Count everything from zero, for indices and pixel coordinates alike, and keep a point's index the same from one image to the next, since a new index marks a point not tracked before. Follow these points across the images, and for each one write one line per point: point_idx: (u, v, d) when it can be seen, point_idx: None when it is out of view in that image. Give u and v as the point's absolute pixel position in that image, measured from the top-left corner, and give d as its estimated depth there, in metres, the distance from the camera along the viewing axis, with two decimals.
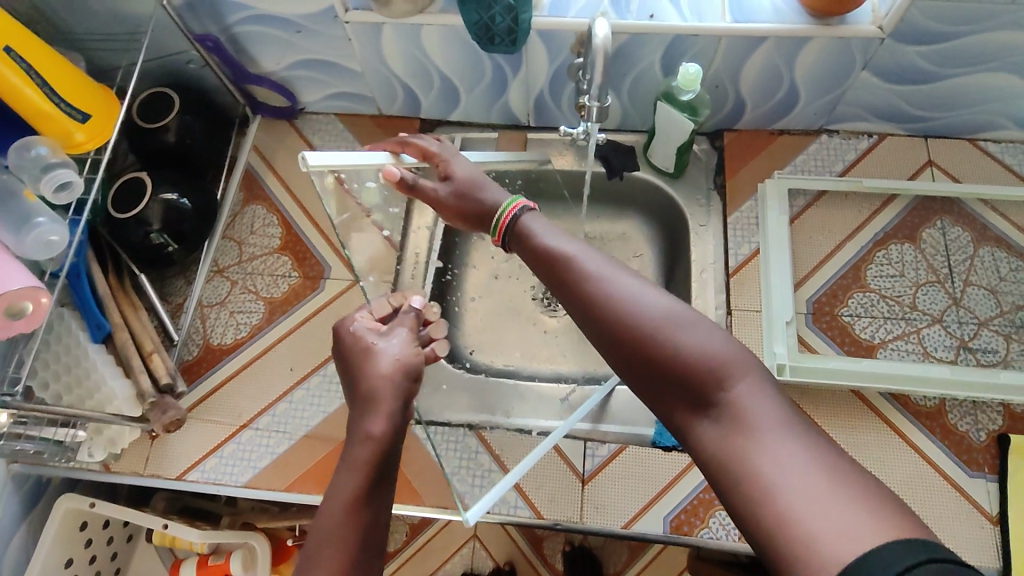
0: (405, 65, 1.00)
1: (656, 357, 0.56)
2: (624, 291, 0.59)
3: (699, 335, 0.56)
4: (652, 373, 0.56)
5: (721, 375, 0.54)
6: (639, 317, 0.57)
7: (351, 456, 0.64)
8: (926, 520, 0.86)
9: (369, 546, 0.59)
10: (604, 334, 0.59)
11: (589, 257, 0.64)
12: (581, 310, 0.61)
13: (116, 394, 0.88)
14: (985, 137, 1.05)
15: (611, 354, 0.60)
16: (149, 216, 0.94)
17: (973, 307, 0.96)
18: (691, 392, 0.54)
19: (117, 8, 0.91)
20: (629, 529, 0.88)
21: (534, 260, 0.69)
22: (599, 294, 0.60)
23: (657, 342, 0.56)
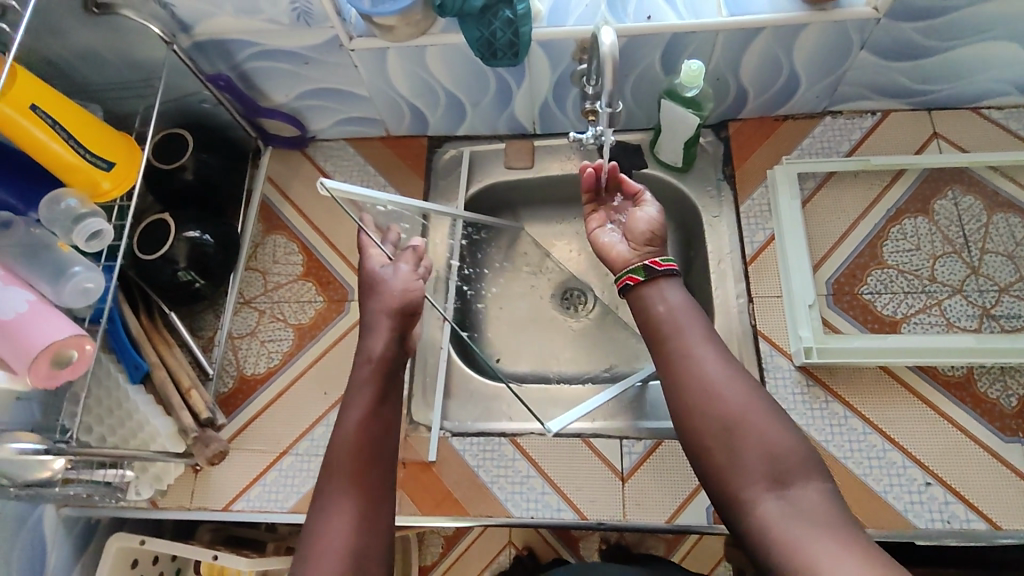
0: (412, 86, 1.02)
1: (751, 436, 0.67)
2: (732, 378, 0.71)
3: (788, 428, 0.68)
4: (742, 447, 0.67)
5: (802, 465, 0.65)
6: (743, 403, 0.69)
7: (362, 369, 0.84)
8: (966, 489, 0.86)
9: (378, 451, 0.78)
10: (709, 407, 0.70)
11: (704, 338, 0.75)
12: (692, 381, 0.72)
13: (159, 431, 0.91)
14: (988, 105, 1.05)
15: (704, 423, 0.70)
16: (175, 254, 0.97)
17: (992, 274, 0.97)
18: (769, 470, 0.65)
19: (131, 56, 0.94)
20: (672, 523, 0.89)
21: (647, 323, 0.78)
22: (709, 375, 0.71)
23: (756, 423, 0.68)
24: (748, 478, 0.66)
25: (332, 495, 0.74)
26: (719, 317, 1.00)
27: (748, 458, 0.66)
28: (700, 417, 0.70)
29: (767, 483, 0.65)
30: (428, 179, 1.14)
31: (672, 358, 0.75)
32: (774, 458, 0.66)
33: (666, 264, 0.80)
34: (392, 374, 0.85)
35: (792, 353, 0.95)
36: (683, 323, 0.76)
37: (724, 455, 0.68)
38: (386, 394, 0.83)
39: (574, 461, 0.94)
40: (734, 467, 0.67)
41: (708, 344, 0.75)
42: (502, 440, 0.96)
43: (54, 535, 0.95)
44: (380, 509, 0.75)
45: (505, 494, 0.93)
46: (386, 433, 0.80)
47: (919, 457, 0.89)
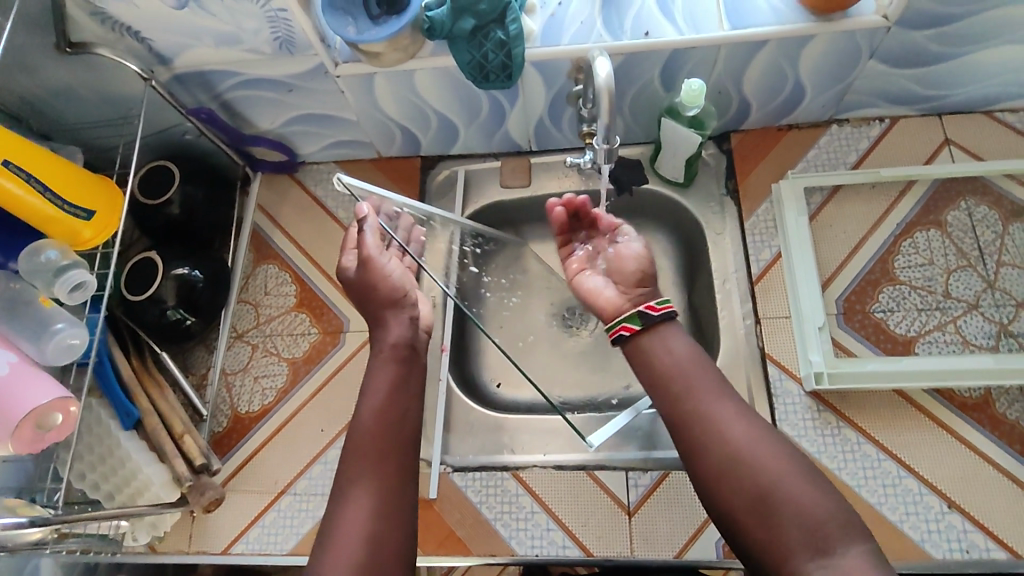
0: (401, 109, 0.98)
1: (786, 505, 0.61)
2: (750, 437, 0.66)
3: (823, 495, 0.62)
4: (777, 519, 0.61)
5: (843, 531, 0.59)
6: (769, 464, 0.64)
7: (385, 353, 0.83)
8: (985, 517, 0.83)
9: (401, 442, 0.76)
10: (735, 475, 0.64)
11: (720, 396, 0.70)
12: (712, 447, 0.66)
13: (152, 480, 0.88)
14: (1002, 108, 1.01)
15: (732, 491, 0.64)
16: (163, 294, 0.94)
17: (1009, 288, 0.93)
18: (805, 541, 0.59)
19: (109, 91, 0.90)
20: (682, 557, 0.87)
21: (654, 379, 0.73)
22: (731, 441, 0.66)
23: (789, 492, 0.62)
24: (787, 548, 0.59)
25: (352, 478, 0.72)
26: (726, 341, 0.97)
27: (783, 528, 0.60)
28: (726, 486, 0.64)
29: (808, 553, 0.58)
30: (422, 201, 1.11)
31: (689, 422, 0.69)
32: (811, 528, 0.59)
33: (661, 308, 0.75)
34: (410, 359, 0.84)
35: (802, 378, 0.92)
36: (694, 380, 0.71)
37: (758, 527, 0.62)
38: (407, 377, 0.82)
39: (579, 495, 0.92)
40: (772, 539, 0.60)
41: (725, 404, 0.69)
42: (505, 474, 0.94)
43: None
44: (403, 493, 0.72)
45: (510, 531, 0.91)
46: (406, 418, 0.78)
47: (936, 484, 0.86)
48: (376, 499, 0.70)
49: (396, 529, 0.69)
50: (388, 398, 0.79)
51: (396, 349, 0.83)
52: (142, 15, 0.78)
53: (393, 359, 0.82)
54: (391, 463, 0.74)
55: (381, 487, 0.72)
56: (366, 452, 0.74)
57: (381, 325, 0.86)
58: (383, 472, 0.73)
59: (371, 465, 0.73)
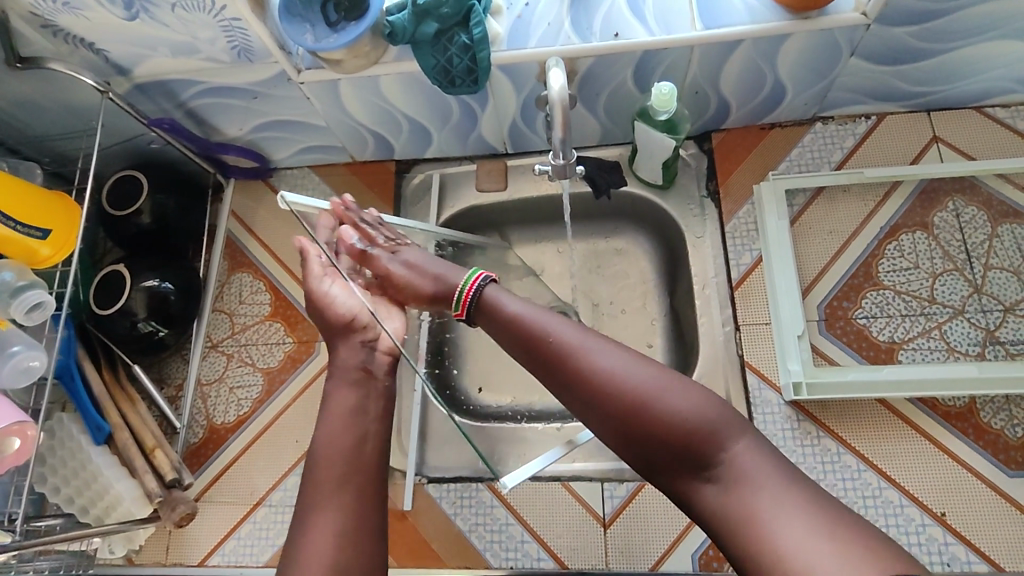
0: (370, 114, 0.96)
1: (655, 422, 0.58)
2: (602, 368, 0.61)
3: (688, 397, 0.59)
4: (650, 439, 0.59)
5: (719, 431, 0.58)
6: (624, 388, 0.59)
7: (340, 373, 0.77)
8: (967, 528, 0.82)
9: (363, 462, 0.71)
10: (602, 407, 0.60)
11: (568, 326, 0.65)
12: (574, 382, 0.62)
13: (123, 495, 0.88)
14: (992, 104, 0.97)
15: (601, 425, 0.61)
16: (133, 306, 0.93)
17: (997, 293, 0.90)
18: (685, 455, 0.58)
19: (69, 102, 0.89)
20: (657, 570, 0.85)
21: (506, 325, 0.68)
22: (590, 368, 0.61)
23: (657, 409, 0.59)
24: (671, 467, 0.59)
25: (311, 507, 0.68)
26: (705, 348, 0.94)
27: (660, 446, 0.59)
28: (598, 421, 0.61)
29: (694, 463, 0.58)
30: (397, 207, 1.09)
31: (545, 356, 0.64)
32: (686, 438, 0.58)
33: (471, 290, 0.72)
34: (370, 382, 0.78)
35: (781, 387, 0.90)
36: (534, 324, 0.66)
37: (638, 449, 0.60)
38: (365, 402, 0.75)
39: (554, 506, 0.90)
40: (654, 455, 0.59)
41: (572, 331, 0.64)
42: (479, 486, 0.93)
43: None
44: (368, 519, 0.68)
45: (485, 543, 0.90)
46: (367, 442, 0.73)
47: (917, 494, 0.84)
48: (339, 526, 0.66)
49: (361, 555, 0.65)
50: (346, 421, 0.73)
51: (351, 371, 0.77)
52: (94, 26, 0.76)
53: (348, 381, 0.76)
54: (354, 488, 0.69)
55: (344, 514, 0.67)
56: (326, 479, 0.69)
57: (336, 353, 0.79)
58: (344, 497, 0.68)
59: (333, 493, 0.68)
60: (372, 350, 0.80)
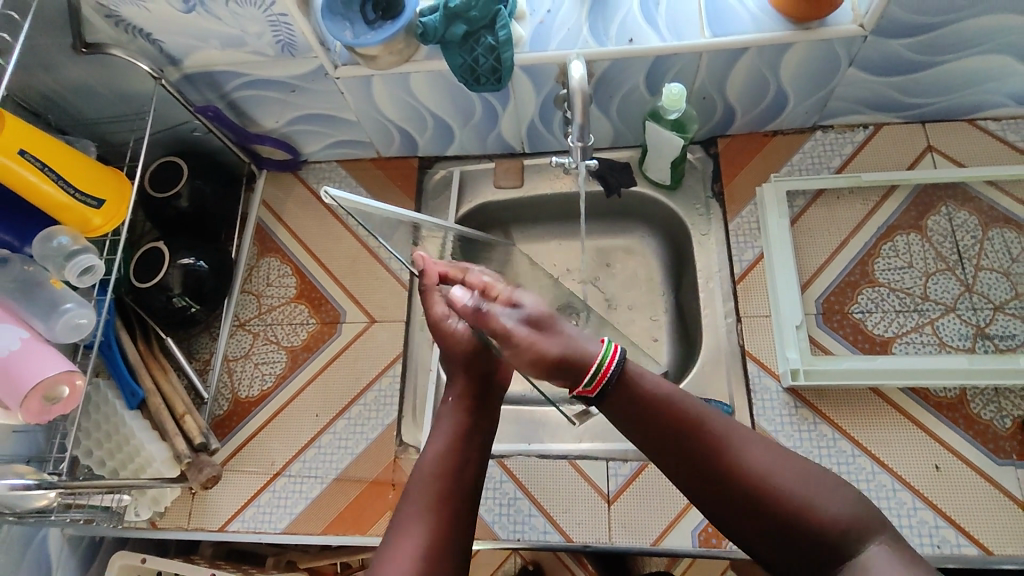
0: (398, 111, 1.03)
1: (812, 528, 0.58)
2: (768, 470, 0.61)
3: (845, 507, 0.59)
4: (804, 544, 0.58)
5: (874, 538, 0.58)
6: (790, 493, 0.59)
7: (456, 397, 0.76)
8: (955, 513, 0.85)
9: (461, 495, 0.68)
10: (750, 507, 0.60)
11: (714, 421, 0.63)
12: (723, 482, 0.62)
13: (154, 457, 0.93)
14: (984, 116, 1.03)
15: (749, 521, 0.61)
16: (169, 282, 0.99)
17: (987, 292, 0.95)
18: (844, 564, 0.57)
19: (122, 89, 0.96)
20: (658, 545, 0.89)
21: (640, 424, 0.64)
22: (740, 469, 0.61)
23: (812, 514, 0.58)
24: (821, 573, 0.58)
25: (407, 517, 0.65)
26: (707, 338, 1.00)
27: (810, 551, 0.58)
28: (740, 517, 0.61)
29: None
30: (418, 200, 1.15)
31: (692, 450, 0.63)
32: (836, 547, 0.58)
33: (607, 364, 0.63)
34: (478, 413, 0.75)
35: (780, 374, 0.95)
36: (691, 409, 0.64)
37: (783, 551, 0.60)
38: (471, 430, 0.73)
39: (561, 483, 0.95)
40: (800, 560, 0.59)
41: (738, 431, 0.64)
42: (490, 462, 0.97)
43: (60, 555, 0.98)
44: (456, 541, 0.65)
45: (493, 516, 0.94)
46: (468, 469, 0.71)
47: (909, 480, 0.88)
48: (432, 543, 0.64)
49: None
50: (454, 443, 0.72)
51: (465, 396, 0.75)
52: (152, 17, 0.83)
53: (463, 408, 0.75)
54: (451, 507, 0.67)
55: (437, 530, 0.65)
56: (423, 496, 0.67)
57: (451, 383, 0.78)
58: (441, 513, 0.66)
59: (431, 510, 0.66)
60: (490, 389, 0.77)
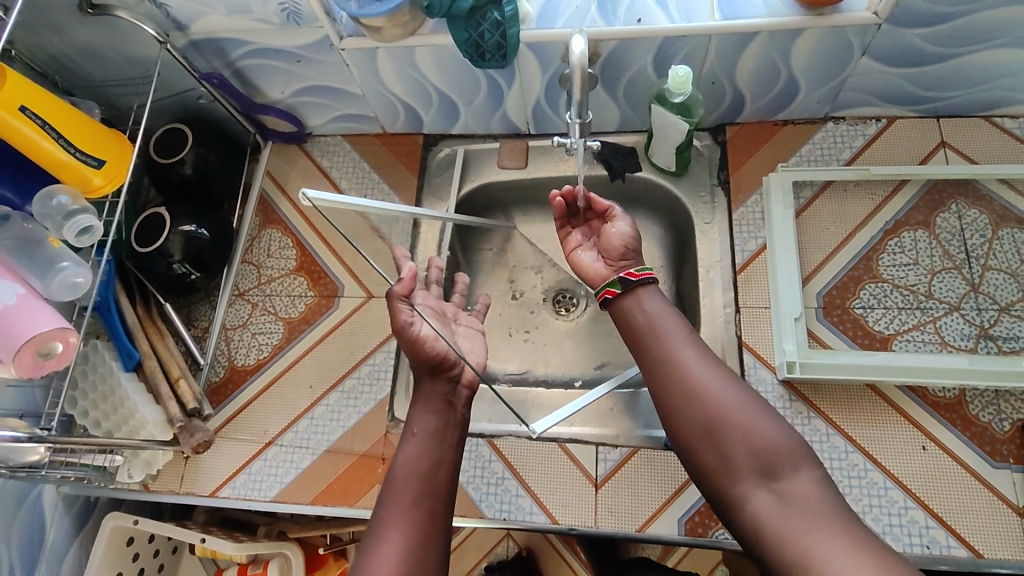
0: (403, 85, 1.02)
1: (737, 434, 0.66)
2: (710, 384, 0.70)
3: (772, 425, 0.67)
4: (729, 446, 0.66)
5: (791, 455, 0.65)
6: (724, 404, 0.68)
7: (425, 400, 0.82)
8: (947, 513, 0.84)
9: (434, 491, 0.74)
10: (695, 410, 0.69)
11: (683, 338, 0.75)
12: (677, 387, 0.71)
13: (148, 419, 0.93)
14: (1001, 114, 1.01)
15: (687, 422, 0.70)
16: (170, 248, 0.99)
17: (993, 293, 0.93)
18: (760, 464, 0.64)
19: (129, 53, 0.96)
20: (643, 531, 0.89)
21: (629, 332, 0.78)
22: (694, 378, 0.71)
23: (738, 421, 0.67)
24: (737, 472, 0.65)
25: (387, 511, 0.72)
26: (705, 327, 0.99)
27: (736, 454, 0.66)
28: (686, 421, 0.70)
29: (762, 481, 0.64)
30: (422, 177, 1.14)
31: (661, 361, 0.73)
32: (760, 453, 0.65)
33: (642, 274, 0.79)
34: (449, 413, 0.82)
35: (776, 366, 0.94)
36: (663, 327, 0.75)
37: (714, 451, 0.67)
38: (443, 428, 0.80)
39: (550, 465, 0.95)
40: (724, 459, 0.67)
41: (692, 351, 0.73)
42: (480, 441, 0.97)
43: (54, 512, 1.00)
44: (434, 535, 0.71)
45: (480, 495, 0.94)
46: (441, 466, 0.77)
47: (901, 478, 0.86)
48: (410, 537, 0.69)
49: (429, 573, 0.67)
50: (425, 444, 0.78)
51: (435, 398, 0.82)
52: None
53: (431, 410, 0.81)
54: (427, 505, 0.72)
55: (416, 528, 0.70)
56: (402, 495, 0.73)
57: (419, 391, 0.83)
58: (418, 512, 0.72)
59: (408, 506, 0.72)
60: (453, 383, 0.84)
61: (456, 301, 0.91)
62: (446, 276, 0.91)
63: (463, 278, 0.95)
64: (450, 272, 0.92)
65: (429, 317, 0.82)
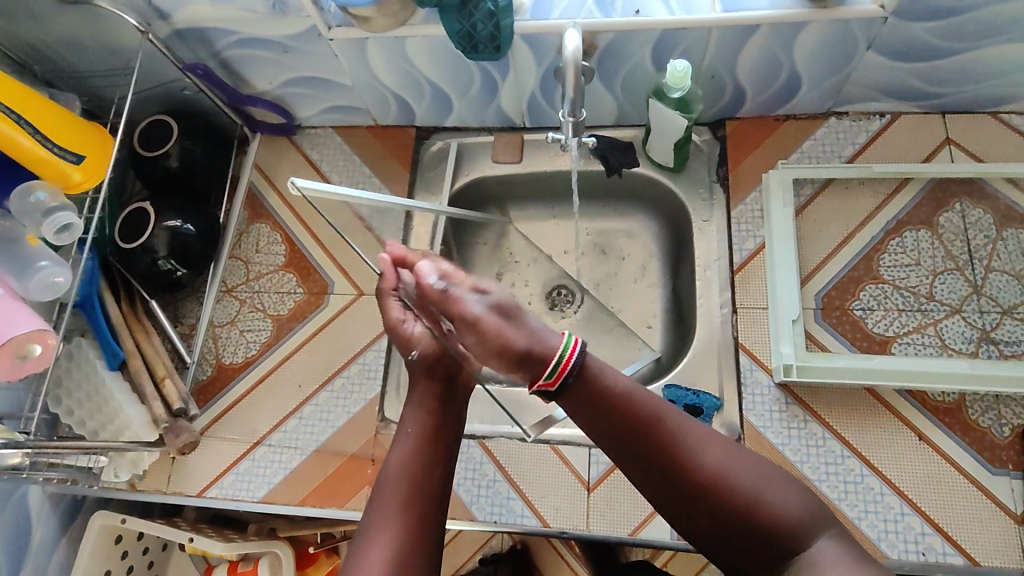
0: (394, 77, 0.99)
1: (764, 528, 0.59)
2: (721, 471, 0.60)
3: (787, 493, 0.60)
4: (756, 541, 0.59)
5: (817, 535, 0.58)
6: (739, 493, 0.59)
7: (419, 399, 0.76)
8: (944, 520, 0.83)
9: (426, 496, 0.69)
10: (710, 506, 0.60)
11: (675, 419, 0.63)
12: (682, 480, 0.61)
13: (131, 421, 0.92)
14: (1008, 110, 0.98)
15: (704, 516, 0.61)
16: (154, 244, 0.97)
17: (996, 295, 0.91)
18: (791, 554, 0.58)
19: (110, 43, 0.93)
20: (636, 536, 0.88)
21: (607, 421, 0.64)
22: (697, 467, 0.61)
23: (762, 513, 0.59)
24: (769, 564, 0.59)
25: (376, 520, 0.67)
26: (702, 328, 0.97)
27: (754, 540, 0.59)
28: (700, 513, 0.61)
29: (788, 571, 0.57)
30: (414, 171, 1.12)
31: (647, 444, 0.62)
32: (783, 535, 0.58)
33: (565, 358, 0.62)
34: (446, 412, 0.76)
35: (772, 368, 0.92)
36: (651, 410, 0.63)
37: (738, 544, 0.60)
38: (436, 430, 0.75)
39: (542, 467, 0.93)
40: (752, 551, 0.60)
41: (687, 429, 0.63)
42: (471, 442, 0.96)
43: (40, 511, 0.98)
44: (424, 541, 0.67)
45: (471, 497, 0.93)
46: (434, 469, 0.72)
47: (899, 484, 0.85)
48: (397, 543, 0.65)
49: None
50: (418, 446, 0.73)
51: (430, 398, 0.76)
52: None
53: (426, 410, 0.75)
54: (418, 510, 0.68)
55: (406, 537, 0.66)
56: (392, 500, 0.68)
57: (413, 391, 0.78)
58: (409, 516, 0.67)
59: (399, 508, 0.67)
60: (453, 382, 0.78)
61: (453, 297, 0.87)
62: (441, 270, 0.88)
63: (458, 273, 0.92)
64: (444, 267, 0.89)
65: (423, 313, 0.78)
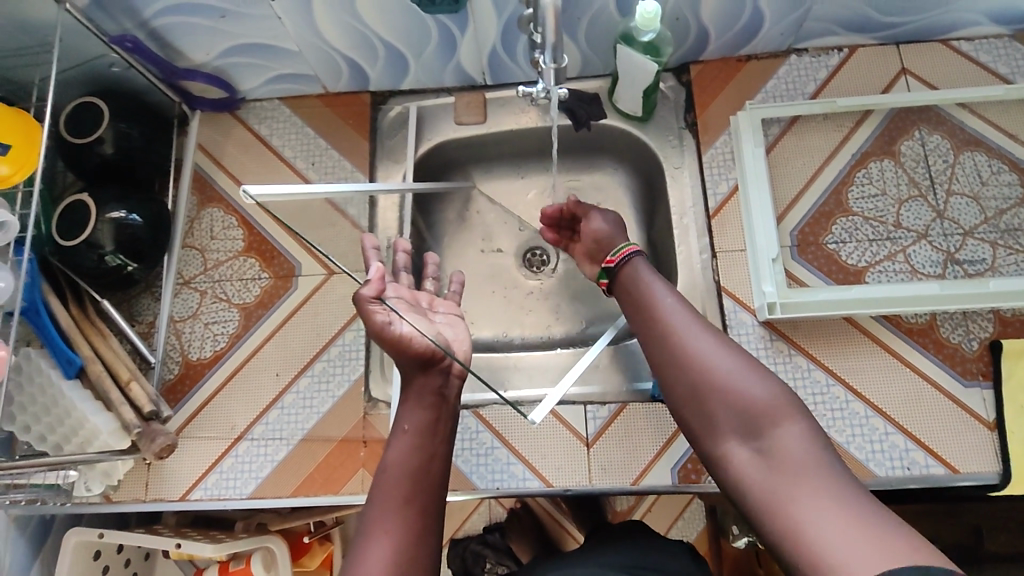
0: (345, 38, 0.93)
1: (719, 392, 0.59)
2: (690, 344, 0.63)
3: (757, 377, 0.59)
4: (711, 405, 0.59)
5: (775, 412, 0.56)
6: (704, 364, 0.61)
7: (416, 397, 0.75)
8: (925, 435, 0.87)
9: (426, 493, 0.67)
10: (682, 371, 0.62)
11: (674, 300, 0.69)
12: (664, 352, 0.65)
13: (100, 429, 0.85)
14: (958, 37, 1.00)
15: (673, 387, 0.63)
16: (99, 238, 0.89)
17: (958, 217, 0.94)
18: (740, 425, 0.57)
19: (22, 17, 0.83)
20: (638, 485, 0.89)
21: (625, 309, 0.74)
22: (678, 339, 0.64)
23: (724, 381, 0.59)
24: (719, 431, 0.58)
25: (375, 518, 0.64)
26: (683, 276, 0.97)
27: (715, 411, 0.59)
28: (673, 382, 0.63)
29: (732, 434, 0.57)
30: (373, 138, 1.06)
31: (645, 325, 0.69)
32: (743, 412, 0.57)
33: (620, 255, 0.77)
34: (443, 407, 0.76)
35: (756, 308, 0.93)
36: (656, 297, 0.69)
37: (698, 415, 0.60)
38: (436, 424, 0.74)
39: (540, 430, 0.93)
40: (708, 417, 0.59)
41: (680, 312, 0.67)
42: (465, 413, 0.94)
43: (7, 537, 0.91)
44: (427, 536, 0.64)
45: (470, 467, 0.92)
46: (433, 463, 0.70)
47: (881, 406, 0.89)
48: (400, 539, 0.62)
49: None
50: (416, 440, 0.71)
51: (427, 393, 0.75)
52: None
53: (425, 406, 0.74)
54: (419, 507, 0.66)
55: (407, 535, 0.63)
56: (392, 497, 0.65)
57: (409, 387, 0.76)
58: (412, 513, 0.65)
59: (399, 504, 0.65)
60: (446, 374, 0.77)
61: (430, 287, 0.84)
62: (415, 258, 0.85)
63: (432, 257, 0.88)
64: (417, 254, 0.86)
65: (410, 314, 0.76)
